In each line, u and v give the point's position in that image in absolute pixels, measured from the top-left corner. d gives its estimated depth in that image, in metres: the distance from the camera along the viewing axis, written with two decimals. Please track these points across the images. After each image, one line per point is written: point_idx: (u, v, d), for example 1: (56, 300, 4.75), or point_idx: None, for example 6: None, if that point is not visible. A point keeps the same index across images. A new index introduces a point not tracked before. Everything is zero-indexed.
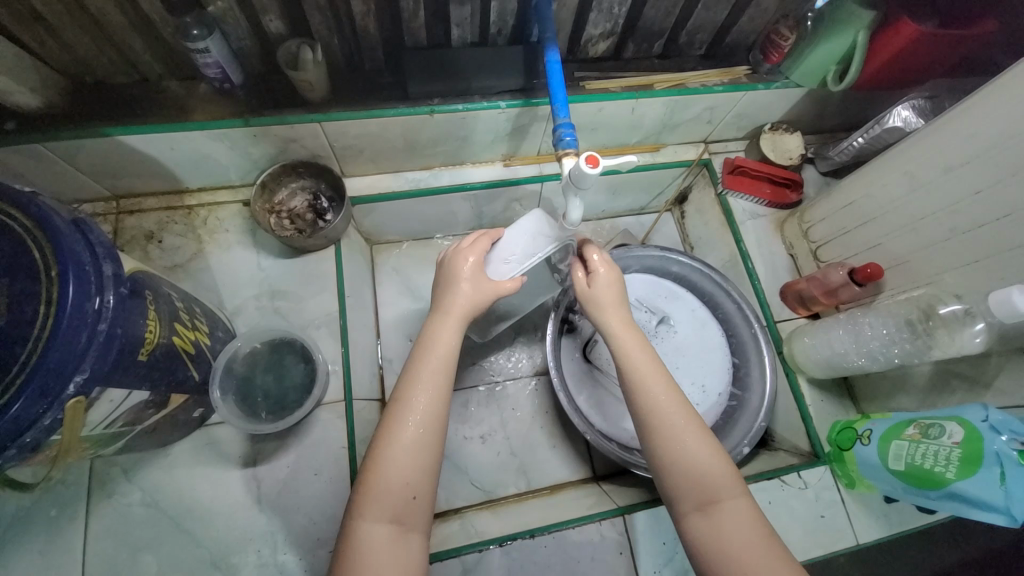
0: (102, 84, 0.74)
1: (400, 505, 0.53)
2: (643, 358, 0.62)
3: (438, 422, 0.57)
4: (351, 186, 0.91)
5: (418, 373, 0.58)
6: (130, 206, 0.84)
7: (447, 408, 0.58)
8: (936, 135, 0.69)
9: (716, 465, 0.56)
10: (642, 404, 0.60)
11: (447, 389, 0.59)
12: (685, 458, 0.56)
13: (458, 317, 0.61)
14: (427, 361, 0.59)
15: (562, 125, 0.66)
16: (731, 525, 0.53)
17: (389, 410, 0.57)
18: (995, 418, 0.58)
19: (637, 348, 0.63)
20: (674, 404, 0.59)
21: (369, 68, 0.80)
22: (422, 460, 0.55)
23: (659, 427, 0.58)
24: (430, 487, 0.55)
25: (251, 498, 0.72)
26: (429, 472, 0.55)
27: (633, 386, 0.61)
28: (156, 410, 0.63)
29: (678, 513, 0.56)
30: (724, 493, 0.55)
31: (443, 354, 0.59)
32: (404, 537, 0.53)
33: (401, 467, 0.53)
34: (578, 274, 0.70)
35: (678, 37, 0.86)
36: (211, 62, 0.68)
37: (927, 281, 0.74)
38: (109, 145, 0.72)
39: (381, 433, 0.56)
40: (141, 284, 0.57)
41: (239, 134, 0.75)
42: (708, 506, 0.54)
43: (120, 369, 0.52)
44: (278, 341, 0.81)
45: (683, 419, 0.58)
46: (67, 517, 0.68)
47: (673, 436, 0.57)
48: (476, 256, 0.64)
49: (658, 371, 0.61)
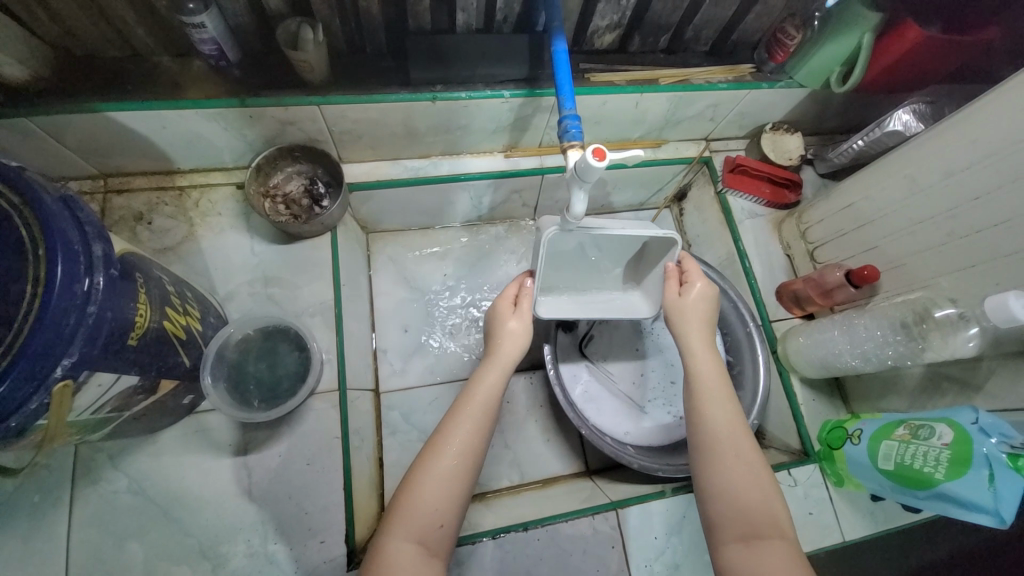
0: (92, 58, 0.71)
1: (427, 528, 0.54)
2: (715, 386, 0.64)
3: (475, 459, 0.59)
4: (349, 172, 0.90)
5: (460, 408, 0.61)
6: (118, 185, 0.81)
7: (484, 444, 0.60)
8: (939, 139, 0.69)
9: (765, 501, 0.55)
10: (704, 427, 0.61)
11: (486, 427, 0.61)
12: (738, 488, 0.56)
13: (505, 364, 0.66)
14: (472, 399, 0.62)
15: (568, 117, 0.65)
16: (771, 559, 0.51)
17: (434, 437, 0.59)
18: (985, 421, 0.59)
19: (711, 373, 0.65)
20: (735, 437, 0.60)
21: (370, 52, 0.78)
22: (455, 491, 0.56)
23: (720, 454, 0.59)
24: (457, 518, 0.56)
25: (241, 487, 0.71)
26: (459, 504, 0.57)
27: (698, 411, 0.62)
28: (144, 396, 0.61)
29: (718, 543, 0.56)
30: (770, 530, 0.54)
31: (484, 399, 0.62)
32: (426, 561, 0.53)
33: (434, 493, 0.55)
34: (670, 282, 0.72)
35: (684, 32, 0.86)
36: (206, 39, 0.66)
37: (922, 284, 0.75)
38: (98, 121, 0.69)
39: (421, 457, 0.58)
40: (131, 266, 0.55)
41: (235, 114, 0.72)
42: (751, 540, 0.54)
43: (109, 353, 0.50)
44: (271, 329, 0.79)
45: (741, 450, 0.59)
46: (51, 504, 0.66)
47: (728, 468, 0.58)
48: (517, 322, 0.69)
49: (724, 399, 0.62)
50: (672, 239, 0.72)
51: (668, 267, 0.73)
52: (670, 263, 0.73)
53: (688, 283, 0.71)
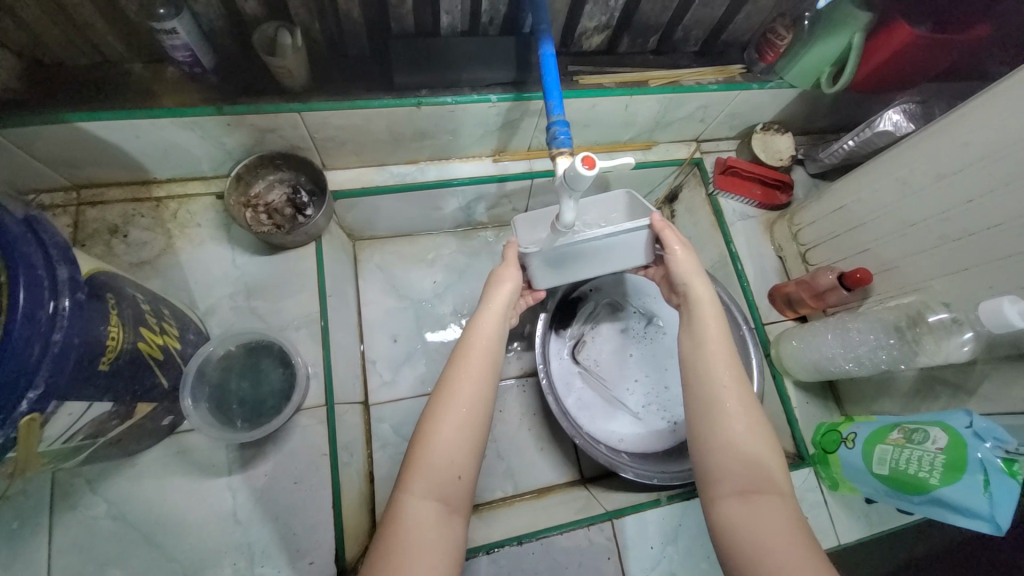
0: (62, 64, 0.68)
1: (446, 481, 0.53)
2: (715, 339, 0.62)
3: (485, 407, 0.58)
4: (333, 180, 0.87)
5: (464, 357, 0.60)
6: (91, 197, 0.78)
7: (491, 396, 0.59)
8: (932, 140, 0.69)
9: (766, 454, 0.55)
10: (705, 382, 0.60)
11: (490, 380, 0.60)
12: (739, 442, 0.56)
13: (502, 317, 0.65)
14: (474, 344, 0.61)
15: (556, 123, 0.64)
16: (770, 514, 0.51)
17: (438, 391, 0.58)
18: (979, 425, 0.59)
19: (715, 326, 0.63)
20: (735, 387, 0.59)
21: (352, 55, 0.76)
22: (469, 440, 0.55)
23: (719, 407, 0.58)
24: (473, 469, 0.55)
25: (226, 509, 0.69)
26: (473, 455, 0.56)
27: (699, 364, 0.61)
28: (119, 421, 0.59)
29: (716, 498, 0.54)
30: (767, 485, 0.53)
31: (484, 350, 0.61)
32: (448, 516, 0.52)
33: (449, 445, 0.54)
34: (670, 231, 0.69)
35: (673, 33, 0.84)
36: (179, 45, 0.63)
37: (914, 287, 0.74)
38: (67, 132, 0.66)
39: (429, 409, 0.57)
40: (101, 286, 0.53)
41: (212, 123, 0.70)
42: (750, 494, 0.53)
43: (79, 381, 0.48)
44: (253, 344, 0.77)
45: (743, 405, 0.58)
46: (28, 531, 0.64)
47: (728, 423, 0.57)
48: (513, 282, 0.68)
49: (727, 358, 0.61)
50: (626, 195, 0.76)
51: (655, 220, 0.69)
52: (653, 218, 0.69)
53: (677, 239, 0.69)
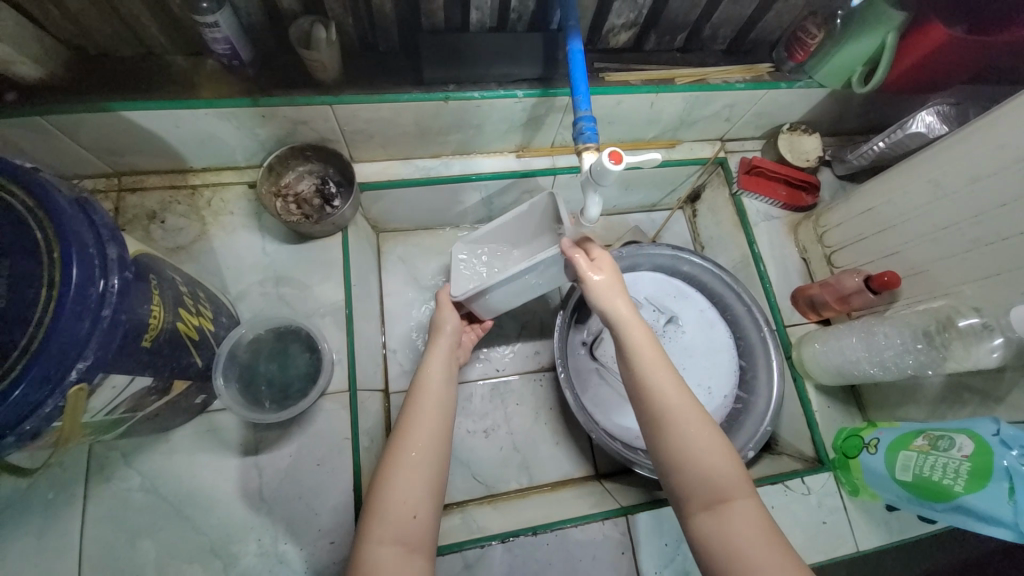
0: (108, 55, 0.72)
1: (400, 523, 0.54)
2: (651, 358, 0.60)
3: (438, 446, 0.60)
4: (360, 172, 0.89)
5: (416, 402, 0.64)
6: (132, 183, 0.82)
7: (446, 436, 0.62)
8: (966, 143, 0.67)
9: (723, 467, 0.54)
10: (645, 407, 0.59)
11: (442, 424, 0.62)
12: (697, 460, 0.55)
13: (448, 362, 0.70)
14: (425, 391, 0.65)
15: (582, 118, 0.64)
16: (739, 527, 0.51)
17: (394, 436, 0.61)
18: (1006, 433, 0.58)
19: (642, 341, 0.61)
20: (682, 406, 0.57)
21: (383, 49, 0.78)
22: (424, 477, 0.57)
23: (665, 429, 0.57)
24: (431, 507, 0.56)
25: (251, 487, 0.71)
26: (431, 494, 0.57)
27: (645, 388, 0.59)
28: (157, 396, 0.61)
29: (687, 515, 0.55)
30: (732, 493, 0.53)
31: (436, 390, 0.65)
32: (409, 557, 0.52)
33: (402, 485, 0.56)
34: (578, 257, 0.67)
35: (701, 31, 0.84)
36: (220, 38, 0.66)
37: (944, 292, 0.73)
38: (111, 121, 0.69)
39: (385, 457, 0.59)
40: (145, 267, 0.55)
41: (247, 114, 0.72)
42: (716, 506, 0.53)
43: (123, 356, 0.50)
44: (282, 329, 0.79)
45: (692, 417, 0.57)
46: (66, 500, 0.67)
47: (686, 439, 0.56)
48: (451, 323, 0.75)
49: (665, 369, 0.60)
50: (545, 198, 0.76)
51: (566, 246, 0.68)
52: (563, 244, 0.68)
53: (597, 260, 0.68)
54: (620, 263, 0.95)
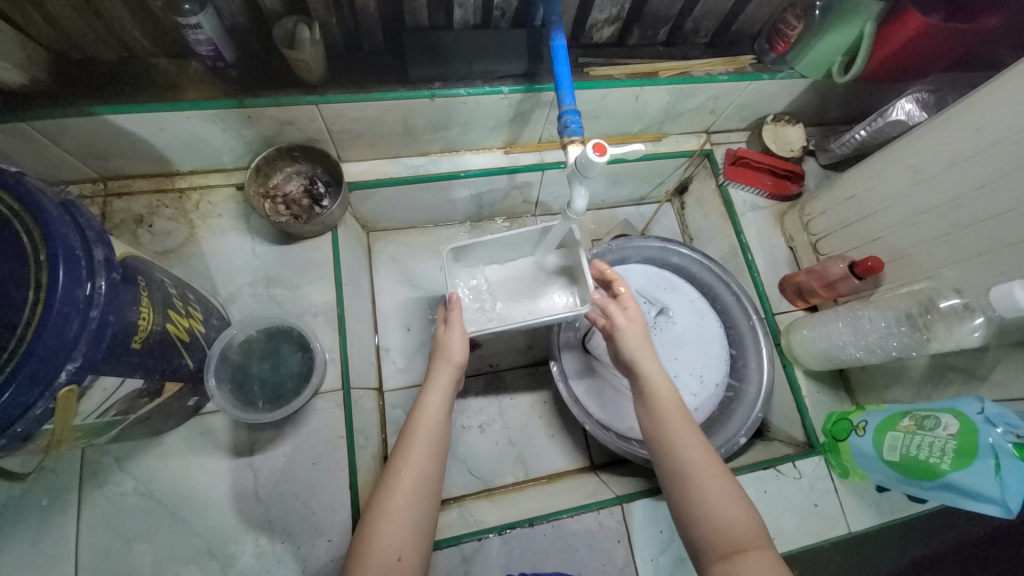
0: (89, 59, 0.71)
1: (384, 566, 0.53)
2: (674, 414, 0.64)
3: (431, 490, 0.60)
4: (349, 171, 0.89)
5: (410, 441, 0.62)
6: (118, 188, 0.81)
7: (438, 479, 0.61)
8: (943, 128, 0.69)
9: (739, 515, 0.56)
10: (670, 458, 0.62)
11: (435, 469, 0.61)
12: (715, 509, 0.57)
13: (443, 388, 0.66)
14: (421, 427, 0.63)
15: (567, 112, 0.65)
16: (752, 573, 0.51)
17: (385, 474, 0.60)
18: (990, 411, 0.59)
19: (668, 398, 0.65)
20: (703, 457, 0.60)
21: (368, 49, 0.78)
22: (413, 523, 0.57)
23: (689, 479, 0.59)
24: (417, 551, 0.56)
25: (247, 487, 0.71)
26: (421, 539, 0.57)
27: (669, 440, 0.62)
28: (149, 398, 0.61)
29: (702, 565, 0.55)
30: (748, 542, 0.54)
31: (429, 424, 0.63)
32: None
33: (389, 530, 0.55)
34: (613, 310, 0.70)
35: (683, 24, 0.85)
36: (203, 40, 0.66)
37: (927, 274, 0.74)
38: (96, 125, 0.69)
39: (376, 497, 0.59)
40: (134, 269, 0.55)
41: (233, 115, 0.72)
42: (731, 554, 0.53)
43: (113, 358, 0.50)
44: (274, 329, 0.79)
45: (716, 471, 0.59)
46: (58, 507, 0.67)
47: (706, 487, 0.58)
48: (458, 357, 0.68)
49: (687, 422, 0.63)
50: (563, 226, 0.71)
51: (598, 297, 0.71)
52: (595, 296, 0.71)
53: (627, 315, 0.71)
54: (610, 255, 0.95)
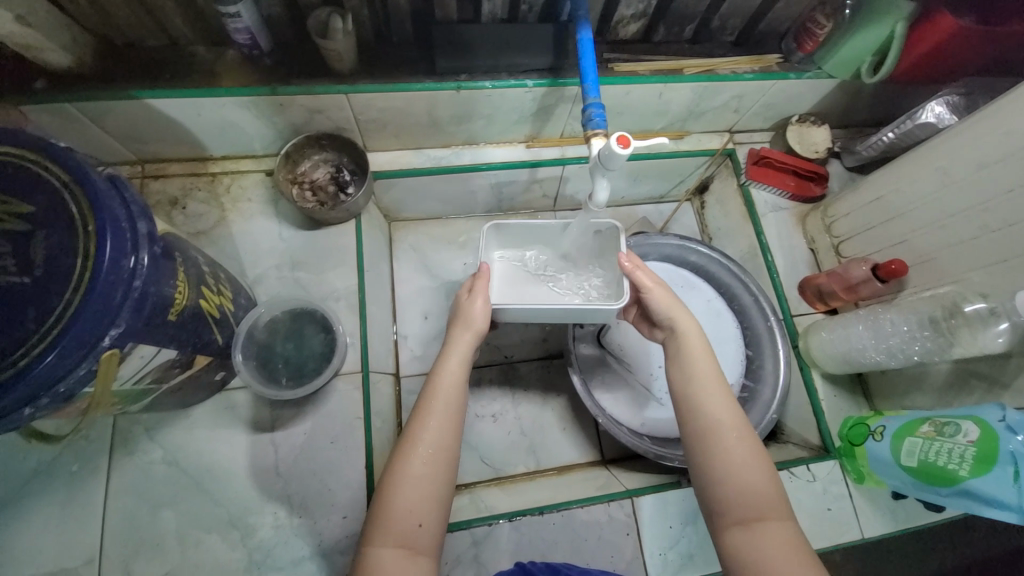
0: (132, 45, 0.74)
1: (405, 532, 0.53)
2: (705, 376, 0.62)
3: (449, 454, 0.58)
4: (374, 161, 0.92)
5: (428, 405, 0.60)
6: (155, 170, 0.85)
7: (456, 443, 0.59)
8: (974, 130, 0.68)
9: (761, 481, 0.55)
10: (698, 420, 0.59)
11: (455, 431, 0.59)
12: (739, 475, 0.55)
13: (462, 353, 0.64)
14: (439, 388, 0.61)
15: (592, 105, 0.66)
16: (772, 543, 0.51)
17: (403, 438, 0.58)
18: (1013, 419, 0.58)
19: (703, 360, 0.63)
20: (731, 421, 0.59)
21: (396, 41, 0.80)
22: (433, 490, 0.55)
23: (716, 441, 0.57)
24: (437, 517, 0.55)
25: (267, 462, 0.74)
26: (441, 504, 0.56)
27: (698, 399, 0.60)
28: (180, 370, 0.64)
29: (719, 526, 0.55)
30: (770, 511, 0.53)
31: (448, 387, 0.61)
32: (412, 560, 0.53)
33: (408, 496, 0.54)
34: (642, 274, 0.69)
35: (709, 22, 0.85)
36: (241, 28, 0.68)
37: (953, 279, 0.73)
38: (137, 108, 0.72)
39: (393, 461, 0.57)
40: (171, 245, 0.58)
41: (265, 102, 0.75)
42: (753, 522, 0.53)
43: (151, 327, 0.53)
44: (298, 311, 0.81)
45: (743, 437, 0.58)
46: (90, 471, 0.70)
47: (731, 452, 0.57)
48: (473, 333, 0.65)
49: (717, 383, 0.62)
50: (613, 225, 0.74)
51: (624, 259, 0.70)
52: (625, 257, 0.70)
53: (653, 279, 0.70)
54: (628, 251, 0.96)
